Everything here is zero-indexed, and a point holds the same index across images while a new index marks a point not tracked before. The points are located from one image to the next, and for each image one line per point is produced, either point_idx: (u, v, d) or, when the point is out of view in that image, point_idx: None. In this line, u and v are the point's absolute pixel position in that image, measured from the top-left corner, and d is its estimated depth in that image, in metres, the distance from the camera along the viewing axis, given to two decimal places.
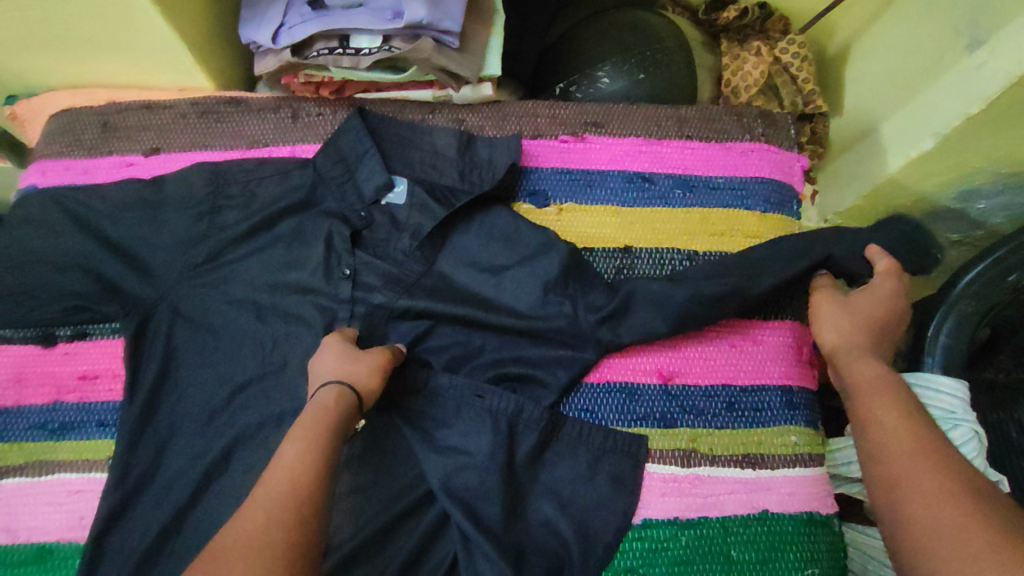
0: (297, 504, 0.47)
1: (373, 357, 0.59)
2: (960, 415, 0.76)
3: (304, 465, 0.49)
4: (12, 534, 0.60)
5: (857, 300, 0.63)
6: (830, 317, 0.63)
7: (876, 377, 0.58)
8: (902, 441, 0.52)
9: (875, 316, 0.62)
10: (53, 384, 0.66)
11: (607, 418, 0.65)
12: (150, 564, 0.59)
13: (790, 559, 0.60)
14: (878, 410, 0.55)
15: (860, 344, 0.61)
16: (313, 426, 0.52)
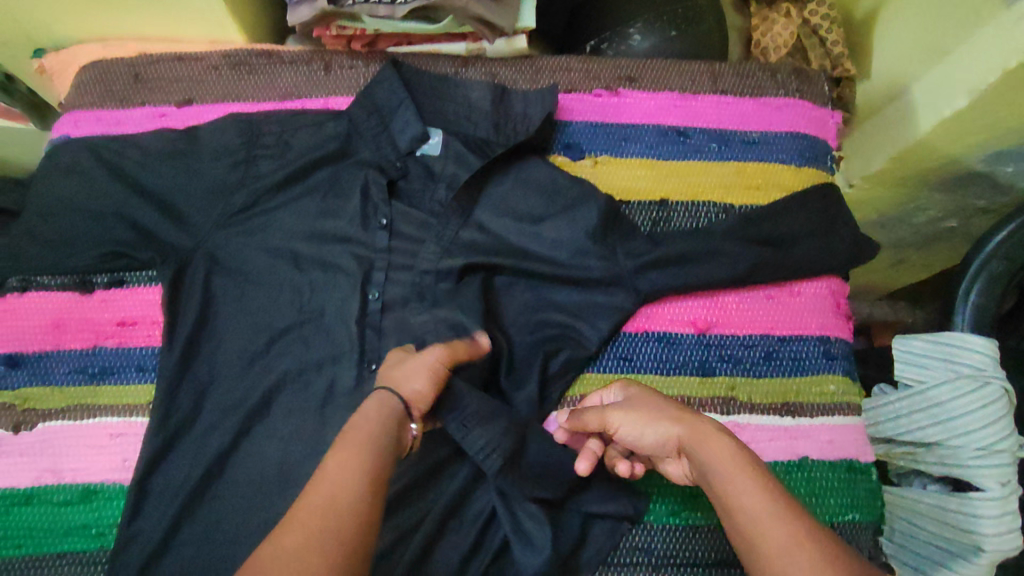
0: (350, 514, 0.42)
1: (426, 360, 0.55)
2: (990, 373, 0.77)
3: (353, 474, 0.44)
4: (56, 474, 0.61)
5: (640, 396, 0.57)
6: (640, 416, 0.54)
7: (728, 457, 0.47)
8: (778, 522, 0.42)
9: (667, 403, 0.55)
10: (92, 329, 0.66)
11: (646, 368, 0.65)
12: (198, 501, 0.60)
13: (830, 504, 0.61)
14: (744, 490, 0.44)
15: (701, 423, 0.51)
16: (359, 436, 0.47)
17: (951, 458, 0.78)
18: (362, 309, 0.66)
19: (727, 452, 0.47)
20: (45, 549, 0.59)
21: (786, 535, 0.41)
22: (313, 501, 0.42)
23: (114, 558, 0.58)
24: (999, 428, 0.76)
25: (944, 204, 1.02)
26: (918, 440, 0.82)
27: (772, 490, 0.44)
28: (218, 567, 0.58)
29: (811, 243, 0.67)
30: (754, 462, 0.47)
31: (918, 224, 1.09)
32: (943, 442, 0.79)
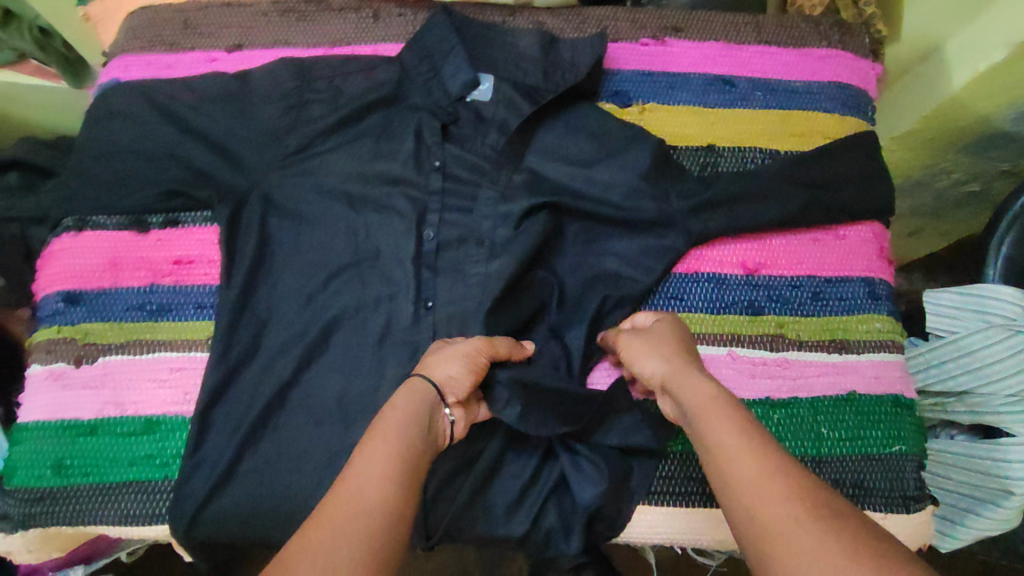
0: (382, 508, 0.41)
1: (466, 348, 0.56)
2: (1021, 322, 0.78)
3: (383, 466, 0.44)
4: (119, 406, 0.62)
5: (653, 330, 0.58)
6: (642, 348, 0.56)
7: (704, 394, 0.47)
8: (738, 454, 0.42)
9: (669, 341, 0.56)
10: (148, 268, 0.67)
11: (697, 307, 0.67)
12: (262, 430, 0.61)
13: (878, 436, 0.63)
14: (712, 422, 0.45)
15: (688, 365, 0.52)
16: (394, 424, 0.47)
17: (982, 406, 0.80)
18: (417, 248, 0.66)
19: (703, 389, 0.48)
20: (111, 477, 0.60)
21: (746, 463, 0.41)
22: (343, 494, 0.42)
23: (179, 487, 0.59)
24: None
25: (970, 166, 1.02)
26: (949, 389, 0.84)
27: (744, 423, 0.44)
28: (282, 495, 0.59)
29: (857, 188, 0.68)
30: (728, 399, 0.47)
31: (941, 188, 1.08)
32: (975, 390, 0.81)
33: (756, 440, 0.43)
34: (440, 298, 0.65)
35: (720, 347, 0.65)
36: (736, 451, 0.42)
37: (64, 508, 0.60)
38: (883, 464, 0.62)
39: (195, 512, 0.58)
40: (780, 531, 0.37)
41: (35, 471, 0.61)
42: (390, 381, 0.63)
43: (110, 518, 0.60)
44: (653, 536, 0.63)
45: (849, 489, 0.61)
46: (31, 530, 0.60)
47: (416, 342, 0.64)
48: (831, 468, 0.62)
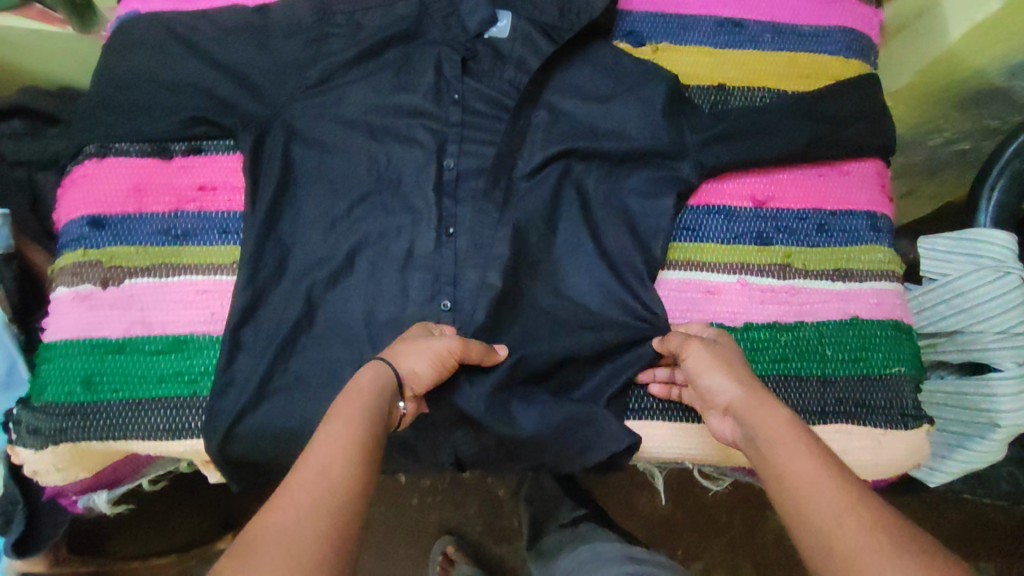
0: (338, 486, 0.45)
1: (438, 346, 0.58)
2: (1010, 265, 0.82)
3: (340, 445, 0.47)
4: (147, 326, 0.63)
5: (721, 345, 0.60)
6: (710, 364, 0.57)
7: (774, 424, 0.51)
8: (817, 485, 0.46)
9: (739, 360, 0.58)
10: (172, 194, 0.68)
11: (709, 237, 0.69)
12: (289, 349, 0.63)
13: (880, 357, 0.66)
14: (788, 450, 0.48)
15: (756, 389, 0.55)
16: (353, 406, 0.51)
17: (972, 343, 0.84)
18: (438, 177, 0.68)
19: (779, 417, 0.51)
20: (142, 394, 0.62)
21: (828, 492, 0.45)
22: (302, 474, 0.46)
23: (212, 403, 0.61)
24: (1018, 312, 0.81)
25: (961, 124, 1.04)
26: (941, 329, 0.87)
27: (818, 456, 0.48)
28: (313, 410, 0.61)
29: (863, 125, 0.70)
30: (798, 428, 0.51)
31: (932, 147, 1.09)
32: (964, 329, 0.85)
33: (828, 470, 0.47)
34: (461, 226, 0.67)
35: (730, 275, 0.68)
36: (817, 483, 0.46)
37: (96, 423, 0.61)
38: (885, 383, 0.66)
39: (234, 427, 0.60)
40: (862, 556, 0.41)
41: (64, 387, 0.62)
42: (415, 302, 0.65)
43: (142, 433, 0.62)
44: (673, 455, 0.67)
45: (851, 406, 0.65)
46: (61, 444, 0.62)
47: (439, 267, 0.66)
48: (835, 387, 0.65)
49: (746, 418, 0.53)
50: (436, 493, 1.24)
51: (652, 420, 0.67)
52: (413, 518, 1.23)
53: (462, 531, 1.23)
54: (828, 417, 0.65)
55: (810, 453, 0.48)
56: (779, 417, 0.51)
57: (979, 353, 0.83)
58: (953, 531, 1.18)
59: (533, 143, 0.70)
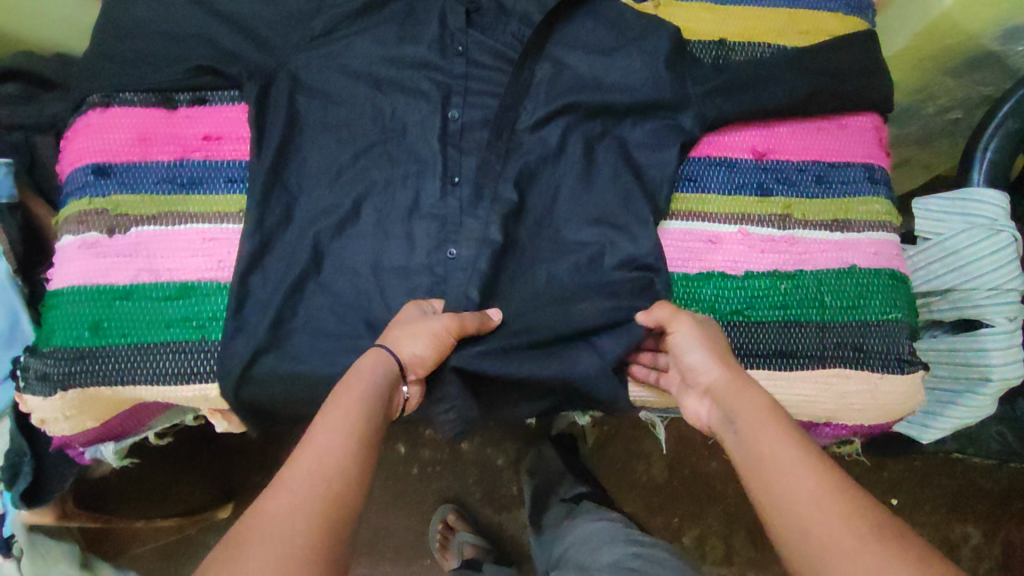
0: (335, 478, 0.48)
1: (434, 329, 0.59)
2: (1001, 222, 0.82)
3: (337, 438, 0.50)
4: (154, 273, 0.64)
5: (706, 331, 0.61)
6: (696, 345, 0.59)
7: (759, 408, 0.52)
8: (799, 467, 0.47)
9: (722, 344, 0.60)
10: (178, 144, 0.68)
11: (711, 188, 0.70)
12: (298, 294, 0.64)
13: (877, 304, 0.67)
14: (767, 429, 0.50)
15: (739, 371, 0.57)
16: (353, 399, 0.53)
17: (965, 300, 0.85)
18: (443, 127, 0.69)
19: (759, 398, 0.53)
20: (150, 338, 0.63)
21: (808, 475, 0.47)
22: (301, 464, 0.48)
23: (223, 348, 0.62)
24: (1011, 268, 0.81)
25: (956, 91, 1.05)
26: (935, 288, 0.88)
27: (798, 436, 0.50)
28: (322, 353, 0.62)
29: (864, 78, 0.70)
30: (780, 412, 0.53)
31: (927, 115, 1.10)
32: (958, 287, 0.85)
33: (809, 453, 0.49)
34: (466, 175, 0.68)
35: (732, 225, 0.69)
36: (800, 465, 0.48)
37: (104, 367, 0.62)
38: (882, 328, 0.67)
39: (243, 370, 0.61)
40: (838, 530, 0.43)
41: (72, 332, 0.62)
42: (421, 250, 0.66)
43: (151, 377, 0.62)
44: None
45: (849, 351, 0.66)
46: (69, 390, 0.62)
47: (445, 216, 0.67)
48: (834, 333, 0.67)
49: (727, 398, 0.55)
50: (436, 464, 1.23)
51: None
52: (413, 488, 1.22)
53: (461, 501, 1.22)
54: (827, 361, 0.66)
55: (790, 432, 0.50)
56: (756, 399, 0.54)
57: (972, 310, 0.84)
58: (943, 494, 1.21)
59: (537, 95, 0.70)
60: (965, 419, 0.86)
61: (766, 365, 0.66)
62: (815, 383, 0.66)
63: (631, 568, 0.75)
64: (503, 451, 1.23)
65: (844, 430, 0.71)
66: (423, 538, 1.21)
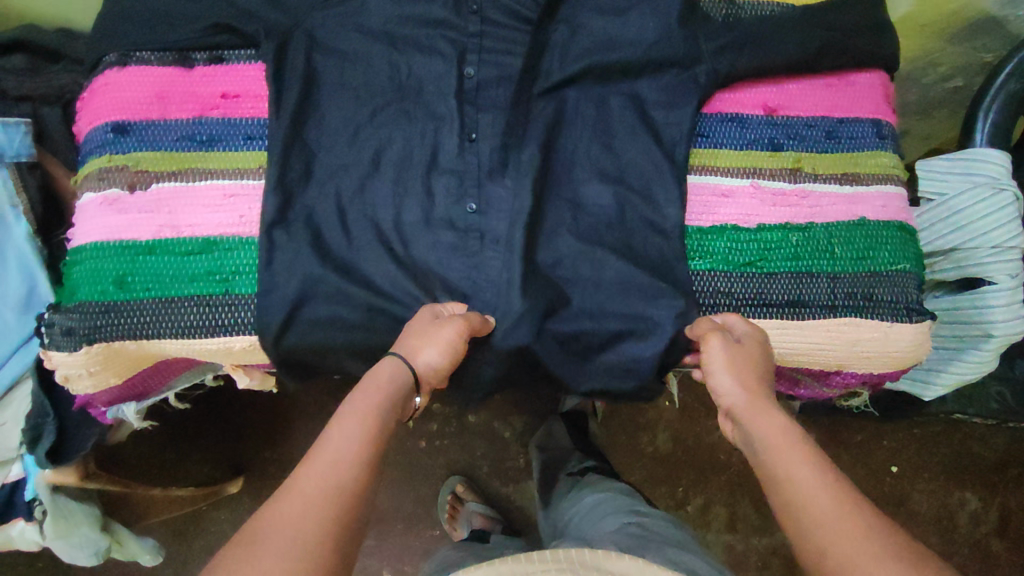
0: (346, 487, 0.49)
1: (447, 336, 0.59)
2: (1004, 182, 0.80)
3: (352, 446, 0.51)
4: (176, 228, 0.65)
5: (739, 346, 0.61)
6: (723, 364, 0.59)
7: (781, 432, 0.54)
8: (817, 490, 0.49)
9: (752, 364, 0.59)
10: (196, 102, 0.68)
11: (723, 144, 0.71)
12: (325, 249, 0.66)
13: (886, 254, 0.69)
14: (787, 459, 0.52)
15: (765, 395, 0.57)
16: (370, 403, 0.54)
17: (968, 261, 0.82)
18: (459, 84, 0.69)
19: (780, 425, 0.54)
20: (175, 292, 0.64)
21: (828, 498, 0.49)
22: (311, 468, 0.49)
23: (258, 301, 0.64)
24: (1015, 227, 0.79)
25: (956, 58, 1.01)
26: (937, 248, 0.85)
27: (818, 464, 0.51)
28: (350, 308, 0.65)
29: (873, 34, 0.72)
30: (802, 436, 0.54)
31: (928, 85, 1.06)
32: (961, 247, 0.82)
33: (828, 477, 0.50)
34: (483, 132, 0.69)
35: (744, 179, 0.71)
36: (822, 486, 0.49)
37: (130, 321, 0.63)
38: (891, 278, 0.69)
39: (278, 322, 0.63)
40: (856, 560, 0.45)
41: (96, 287, 0.63)
42: (441, 205, 0.68)
43: (177, 330, 0.64)
44: None
45: (859, 301, 0.68)
46: (95, 345, 0.63)
47: (463, 171, 0.68)
48: (844, 283, 0.68)
49: (749, 421, 0.56)
50: (444, 437, 1.24)
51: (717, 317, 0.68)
52: (421, 460, 1.23)
53: (470, 473, 1.23)
54: (837, 310, 0.68)
55: (811, 462, 0.51)
56: (779, 424, 0.54)
57: (975, 269, 0.81)
58: (941, 461, 1.23)
59: (551, 53, 0.70)
60: (964, 376, 0.86)
61: (778, 314, 0.68)
62: (825, 331, 0.68)
63: (632, 533, 0.75)
64: (509, 424, 1.24)
65: (853, 378, 0.73)
66: (431, 510, 1.22)
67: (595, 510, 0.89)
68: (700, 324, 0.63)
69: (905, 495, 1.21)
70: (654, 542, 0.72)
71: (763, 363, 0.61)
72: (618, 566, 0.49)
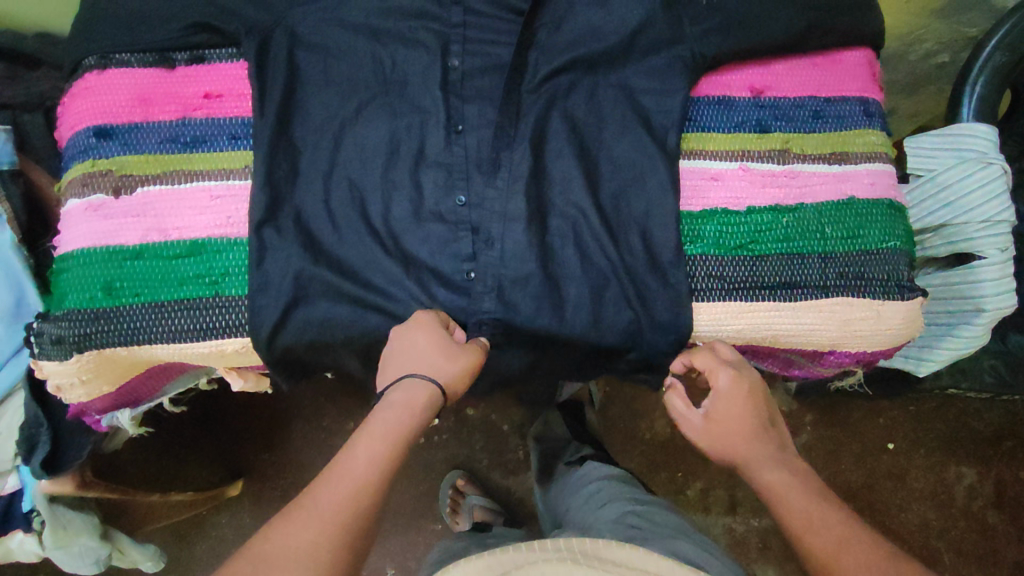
0: (361, 491, 0.51)
1: (473, 358, 0.62)
2: (992, 156, 0.80)
3: (368, 456, 0.53)
4: (163, 232, 0.64)
5: (718, 410, 0.63)
6: (715, 437, 0.63)
7: (785, 484, 0.58)
8: (823, 524, 0.54)
9: (742, 423, 0.62)
10: (179, 103, 0.68)
11: (711, 127, 0.71)
12: (313, 247, 0.65)
13: (876, 232, 0.69)
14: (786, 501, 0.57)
15: (763, 448, 0.62)
16: (395, 417, 0.56)
17: (958, 236, 0.81)
18: (444, 77, 0.68)
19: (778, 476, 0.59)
20: (165, 297, 0.63)
21: (831, 529, 0.54)
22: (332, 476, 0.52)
23: (249, 301, 0.63)
24: (1002, 201, 0.79)
25: (942, 34, 1.00)
26: (926, 225, 0.84)
27: (819, 504, 0.56)
28: (342, 305, 0.65)
29: (858, 10, 0.71)
30: (801, 479, 0.59)
31: (914, 61, 1.05)
32: (951, 222, 0.81)
33: (821, 504, 0.56)
34: (470, 123, 0.68)
35: (733, 162, 0.71)
36: (828, 519, 0.54)
37: (118, 328, 0.63)
38: (882, 256, 0.69)
39: (273, 322, 0.63)
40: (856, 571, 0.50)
41: (84, 294, 0.63)
42: (430, 200, 0.67)
43: (168, 335, 0.63)
44: (707, 329, 0.69)
45: (851, 280, 0.68)
46: (85, 352, 0.63)
47: (451, 164, 0.68)
48: (835, 263, 0.68)
49: (750, 471, 0.61)
50: (442, 432, 1.24)
51: (712, 301, 0.68)
52: (421, 456, 1.23)
53: (470, 467, 1.23)
54: (830, 290, 0.68)
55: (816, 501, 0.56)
56: (777, 478, 0.59)
57: (965, 244, 0.81)
58: (936, 436, 1.24)
59: (534, 43, 0.70)
60: (958, 352, 0.85)
61: (772, 296, 0.68)
62: (817, 311, 0.68)
63: (632, 522, 0.75)
64: (507, 416, 1.24)
65: (847, 358, 0.73)
66: (432, 506, 1.22)
67: (591, 500, 0.90)
68: (684, 360, 0.65)
69: (902, 472, 1.23)
70: (652, 531, 0.72)
71: (750, 403, 0.63)
72: (619, 555, 0.49)
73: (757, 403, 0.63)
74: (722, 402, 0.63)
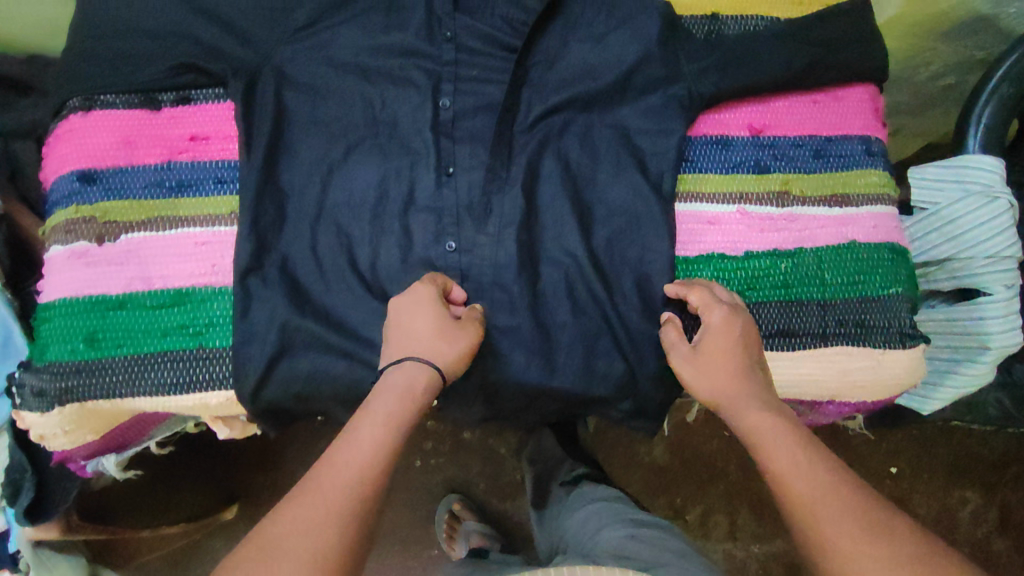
0: (360, 480, 0.49)
1: (470, 339, 0.59)
2: (999, 190, 0.77)
3: (369, 440, 0.52)
4: (148, 280, 0.63)
5: (706, 342, 0.59)
6: (699, 368, 0.58)
7: (769, 424, 0.54)
8: (812, 475, 0.51)
9: (730, 357, 0.58)
10: (164, 145, 0.66)
11: (708, 168, 0.70)
12: (299, 293, 0.64)
13: (878, 279, 0.67)
14: (770, 447, 0.53)
15: (748, 385, 0.57)
16: (395, 401, 0.54)
17: (963, 270, 0.79)
18: (434, 117, 0.67)
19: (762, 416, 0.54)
20: (148, 347, 0.62)
21: (814, 477, 0.50)
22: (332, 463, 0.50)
23: (234, 354, 0.62)
24: (1008, 236, 0.76)
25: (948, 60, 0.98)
26: (931, 258, 0.83)
27: (805, 451, 0.52)
28: (328, 354, 0.64)
29: (862, 47, 0.69)
30: (790, 426, 0.54)
31: (919, 85, 1.03)
32: (956, 256, 0.80)
33: (810, 452, 0.52)
34: (461, 165, 0.66)
35: (731, 205, 0.69)
36: (819, 473, 0.51)
37: (100, 378, 0.61)
38: (884, 304, 0.67)
39: (257, 372, 0.62)
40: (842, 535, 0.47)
41: (66, 345, 0.61)
42: (419, 243, 0.66)
43: (151, 386, 0.62)
44: None
45: (851, 327, 0.66)
46: (66, 404, 0.61)
47: (441, 208, 0.66)
48: (835, 310, 0.67)
49: (732, 413, 0.56)
50: (438, 456, 1.22)
51: None
52: (416, 480, 1.22)
53: (466, 491, 1.22)
54: (829, 338, 0.66)
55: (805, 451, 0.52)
56: (760, 417, 0.55)
57: (970, 279, 0.79)
58: (940, 462, 1.22)
59: (527, 81, 0.68)
60: (964, 389, 0.82)
61: (769, 344, 0.66)
62: (816, 361, 0.67)
63: (626, 553, 0.73)
64: (504, 439, 1.23)
65: (846, 407, 0.72)
66: (427, 530, 1.21)
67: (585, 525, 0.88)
68: (681, 290, 0.62)
69: (906, 498, 1.20)
70: (647, 560, 0.70)
71: (741, 341, 0.59)
72: None
73: (748, 343, 0.59)
74: (712, 330, 0.59)
